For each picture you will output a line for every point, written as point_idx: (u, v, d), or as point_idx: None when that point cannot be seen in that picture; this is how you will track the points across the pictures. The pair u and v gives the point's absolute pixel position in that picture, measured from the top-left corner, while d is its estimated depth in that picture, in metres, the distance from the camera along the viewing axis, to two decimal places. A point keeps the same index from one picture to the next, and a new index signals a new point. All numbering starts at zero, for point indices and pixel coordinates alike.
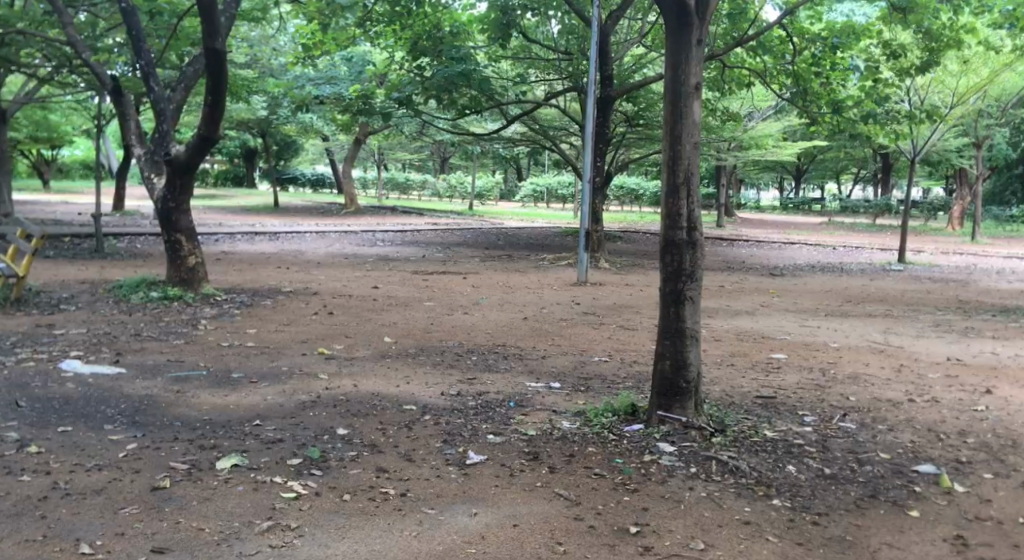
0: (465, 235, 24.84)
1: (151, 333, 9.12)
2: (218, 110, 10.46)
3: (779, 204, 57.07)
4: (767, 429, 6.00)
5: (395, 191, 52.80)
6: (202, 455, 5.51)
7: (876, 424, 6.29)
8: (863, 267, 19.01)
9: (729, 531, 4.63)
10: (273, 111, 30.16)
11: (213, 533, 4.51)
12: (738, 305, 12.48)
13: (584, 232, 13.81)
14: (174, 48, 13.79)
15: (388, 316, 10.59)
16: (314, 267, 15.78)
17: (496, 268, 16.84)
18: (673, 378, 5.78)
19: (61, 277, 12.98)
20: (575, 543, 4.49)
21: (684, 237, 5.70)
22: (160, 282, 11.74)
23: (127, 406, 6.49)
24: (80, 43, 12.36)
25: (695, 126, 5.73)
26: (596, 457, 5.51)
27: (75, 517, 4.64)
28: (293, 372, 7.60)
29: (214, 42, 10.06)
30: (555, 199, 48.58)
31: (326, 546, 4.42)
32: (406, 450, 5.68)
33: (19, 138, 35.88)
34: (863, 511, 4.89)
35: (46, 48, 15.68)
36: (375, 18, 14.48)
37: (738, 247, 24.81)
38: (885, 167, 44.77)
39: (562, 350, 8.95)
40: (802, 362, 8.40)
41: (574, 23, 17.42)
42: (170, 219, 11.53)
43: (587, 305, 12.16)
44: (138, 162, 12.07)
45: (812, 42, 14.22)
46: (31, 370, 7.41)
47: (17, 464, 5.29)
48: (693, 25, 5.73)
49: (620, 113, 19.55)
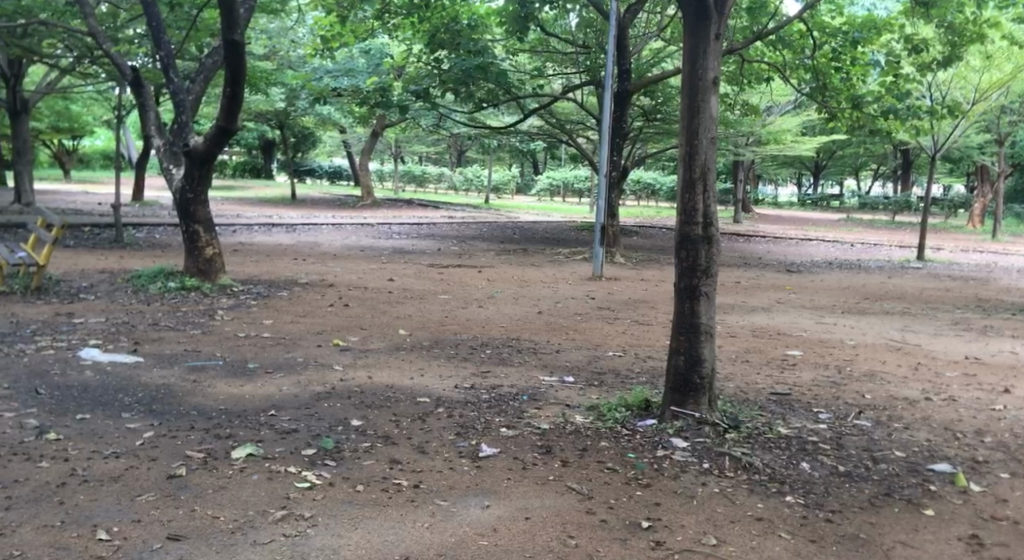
0: (482, 228, 24.84)
1: (169, 324, 9.18)
2: (237, 101, 10.41)
3: (797, 197, 57.10)
4: (782, 426, 5.98)
5: (412, 183, 52.25)
6: (218, 444, 5.56)
7: (892, 422, 6.26)
8: (884, 265, 18.81)
9: (742, 527, 4.62)
10: (291, 103, 30.26)
11: (228, 522, 4.55)
12: (754, 301, 12.41)
13: (601, 226, 13.54)
14: (194, 39, 13.82)
15: (404, 309, 10.63)
16: (331, 260, 15.83)
17: (510, 262, 16.86)
18: (687, 373, 5.78)
19: (81, 267, 13.10)
20: (586, 537, 4.50)
21: (699, 232, 5.69)
22: (179, 272, 11.79)
23: (145, 394, 6.56)
24: (101, 33, 12.23)
25: (712, 121, 5.69)
26: (609, 451, 5.51)
27: (93, 504, 4.69)
28: (308, 363, 7.65)
29: (232, 34, 9.93)
30: (572, 193, 48.65)
31: (338, 536, 4.45)
32: (420, 442, 5.70)
33: (41, 128, 36.51)
34: (877, 509, 4.88)
35: (68, 39, 15.78)
36: (393, 11, 14.57)
37: (756, 243, 24.67)
38: (907, 164, 44.71)
39: (576, 344, 8.95)
40: (817, 360, 8.35)
41: (593, 17, 17.46)
42: (188, 209, 11.59)
43: (601, 300, 12.16)
44: (158, 153, 12.13)
45: (832, 37, 14.34)
46: (51, 357, 7.51)
47: (37, 451, 5.36)
48: (710, 18, 5.68)
49: (638, 107, 19.56)
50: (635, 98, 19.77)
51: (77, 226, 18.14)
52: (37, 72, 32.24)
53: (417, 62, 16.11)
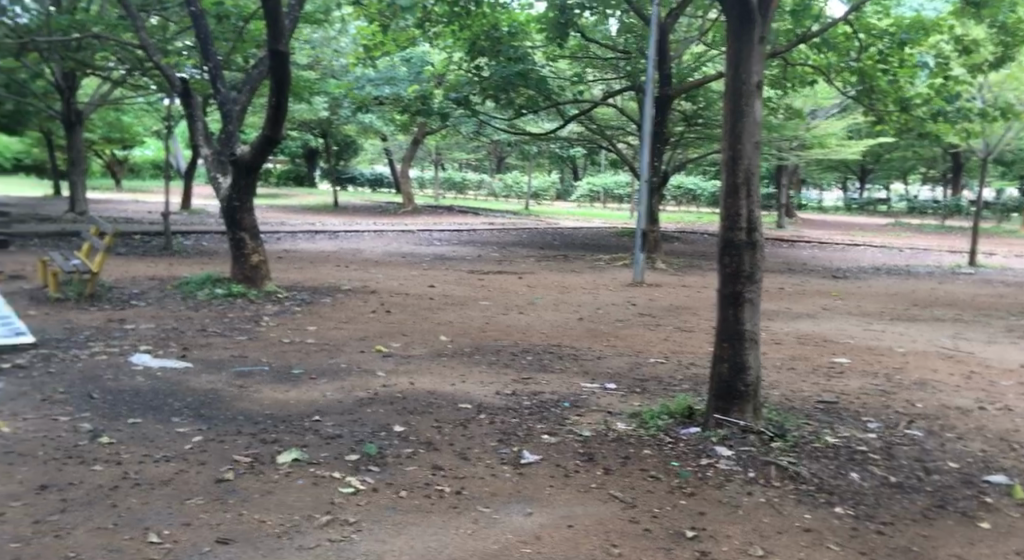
0: (522, 234, 24.87)
1: (216, 330, 9.32)
2: (282, 111, 10.54)
3: (843, 202, 56.27)
4: (829, 435, 5.89)
5: (452, 191, 53.61)
6: (264, 448, 5.63)
7: (944, 432, 6.13)
8: (934, 271, 18.47)
9: (790, 538, 4.55)
10: (334, 112, 30.61)
11: (275, 526, 4.60)
12: (798, 308, 12.25)
13: (643, 232, 13.48)
14: (241, 51, 14.04)
15: (445, 315, 10.68)
16: (373, 266, 15.95)
17: (551, 268, 16.86)
18: (730, 381, 5.72)
19: (132, 274, 13.36)
20: (630, 546, 4.47)
21: (743, 238, 5.63)
22: (226, 279, 11.98)
23: (193, 399, 6.67)
24: (152, 45, 12.47)
25: (756, 125, 5.63)
26: (652, 459, 5.47)
27: (144, 507, 4.77)
28: (351, 369, 7.71)
29: (278, 45, 10.05)
30: (613, 199, 48.56)
31: (382, 542, 4.47)
32: (462, 448, 5.72)
33: (93, 139, 37.36)
34: (931, 521, 4.78)
35: (120, 52, 16.18)
36: (434, 19, 14.39)
37: (800, 249, 24.37)
38: (957, 167, 43.83)
39: (617, 351, 8.91)
40: (866, 368, 8.21)
41: (633, 22, 17.40)
42: (235, 217, 11.76)
43: (644, 306, 12.09)
44: (206, 162, 12.34)
45: (879, 38, 14.13)
46: (103, 363, 7.67)
47: (91, 454, 5.47)
48: (754, 22, 5.63)
49: (679, 112, 19.51)
50: (675, 103, 19.69)
51: (128, 234, 18.51)
52: (90, 84, 33.00)
53: (458, 70, 16.30)
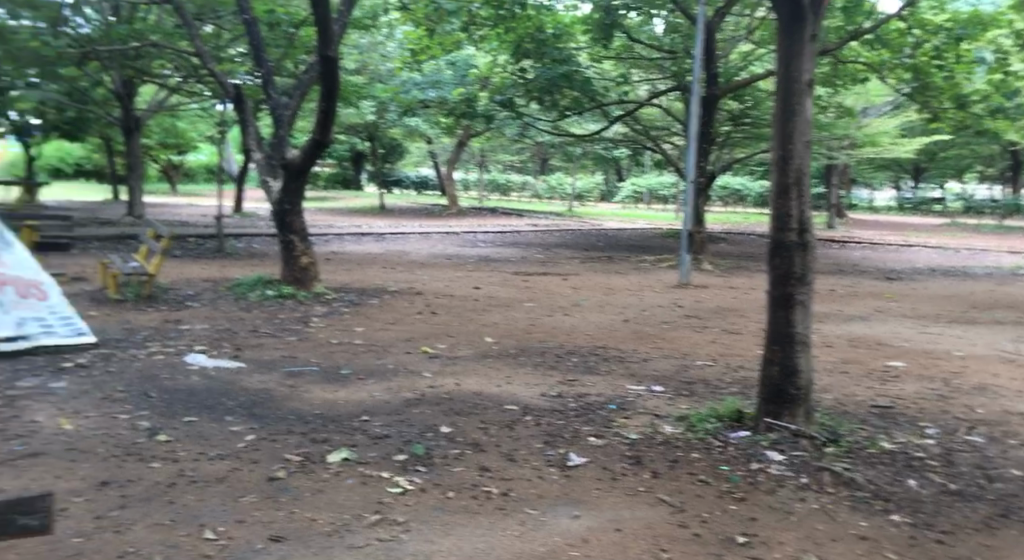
0: (567, 236, 24.82)
1: (267, 330, 9.45)
2: (331, 114, 10.65)
3: (895, 202, 55.16)
4: (884, 441, 5.78)
5: (496, 193, 53.83)
6: (315, 447, 5.69)
7: (1006, 438, 5.98)
8: (990, 272, 18.04)
9: (844, 546, 4.47)
10: (381, 116, 30.88)
11: (326, 524, 4.65)
12: (850, 310, 12.05)
13: (689, 234, 13.37)
14: (291, 56, 14.22)
15: (491, 317, 10.69)
16: (419, 268, 16.05)
17: (596, 270, 16.80)
18: (781, 384, 5.65)
19: (185, 275, 13.61)
20: (680, 550, 4.42)
21: (794, 239, 5.55)
22: (275, 280, 12.14)
23: (246, 398, 6.77)
24: (206, 52, 12.68)
25: (808, 124, 5.55)
26: (701, 463, 5.42)
27: (199, 504, 4.84)
28: (399, 370, 7.76)
29: (327, 50, 10.16)
30: (658, 200, 48.23)
31: (431, 542, 4.49)
32: (509, 450, 5.72)
33: (147, 144, 38.17)
34: (993, 531, 4.66)
35: (175, 60, 16.53)
36: (480, 22, 14.41)
37: (850, 250, 23.98)
38: (1014, 165, 42.73)
39: (664, 353, 8.84)
40: (922, 372, 8.04)
41: (679, 22, 17.25)
42: (285, 220, 11.91)
43: (691, 308, 11.99)
44: (257, 166, 12.52)
45: (934, 34, 13.90)
46: (160, 362, 7.82)
47: (148, 452, 5.58)
48: (806, 19, 5.55)
49: (726, 112, 19.33)
50: (722, 103, 19.51)
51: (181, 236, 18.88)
52: (145, 91, 33.73)
53: (504, 73, 16.34)
